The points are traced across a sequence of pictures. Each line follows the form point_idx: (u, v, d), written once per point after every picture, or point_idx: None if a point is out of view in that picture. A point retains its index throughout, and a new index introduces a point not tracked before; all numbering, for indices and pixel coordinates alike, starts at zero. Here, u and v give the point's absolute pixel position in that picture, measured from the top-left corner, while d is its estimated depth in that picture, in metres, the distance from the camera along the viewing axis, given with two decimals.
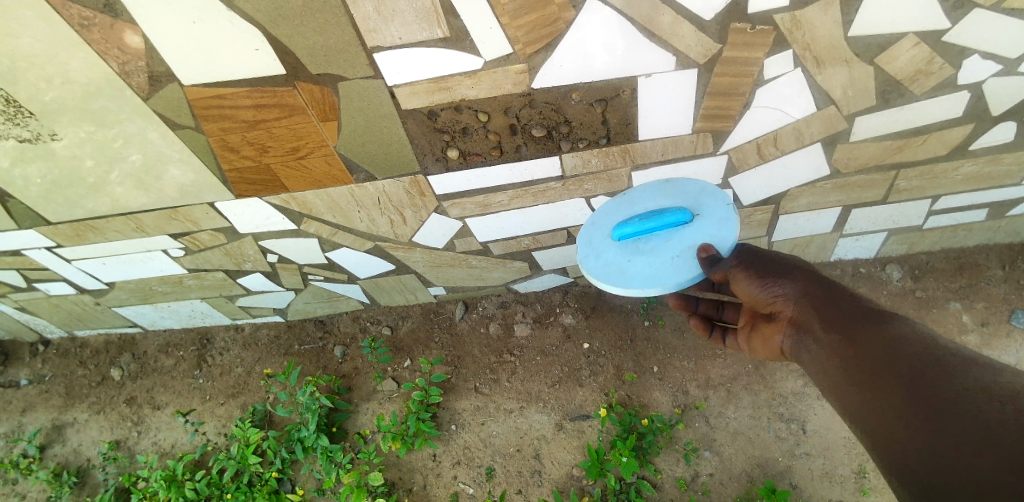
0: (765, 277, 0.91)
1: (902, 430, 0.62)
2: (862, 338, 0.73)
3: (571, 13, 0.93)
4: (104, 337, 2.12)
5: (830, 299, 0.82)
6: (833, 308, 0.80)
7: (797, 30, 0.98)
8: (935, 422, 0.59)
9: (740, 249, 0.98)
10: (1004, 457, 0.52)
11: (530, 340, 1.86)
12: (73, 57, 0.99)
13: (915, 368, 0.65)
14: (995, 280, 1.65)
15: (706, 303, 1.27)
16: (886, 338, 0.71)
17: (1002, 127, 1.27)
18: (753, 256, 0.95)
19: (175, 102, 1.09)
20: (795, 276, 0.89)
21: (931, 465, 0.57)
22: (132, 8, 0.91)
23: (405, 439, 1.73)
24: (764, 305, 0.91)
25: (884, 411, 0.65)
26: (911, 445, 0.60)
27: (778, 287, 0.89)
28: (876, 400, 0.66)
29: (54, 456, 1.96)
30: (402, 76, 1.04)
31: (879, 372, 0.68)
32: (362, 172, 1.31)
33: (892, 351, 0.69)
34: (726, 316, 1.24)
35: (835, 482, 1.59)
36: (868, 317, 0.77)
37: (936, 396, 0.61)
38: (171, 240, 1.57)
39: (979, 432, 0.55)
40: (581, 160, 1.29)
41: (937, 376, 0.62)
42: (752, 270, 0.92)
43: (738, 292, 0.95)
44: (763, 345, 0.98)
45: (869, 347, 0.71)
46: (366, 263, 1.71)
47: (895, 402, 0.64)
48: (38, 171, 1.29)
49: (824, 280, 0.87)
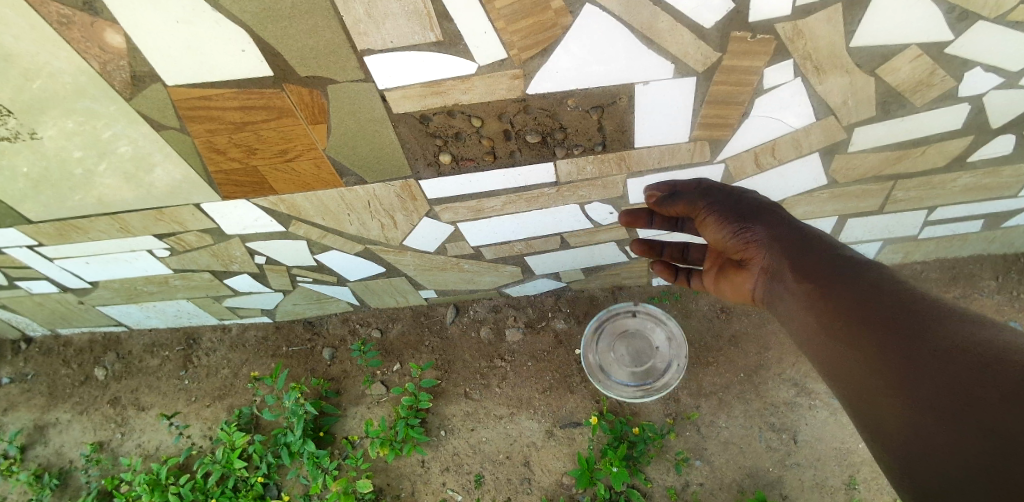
0: (734, 220, 0.97)
1: (883, 401, 0.62)
2: (828, 284, 0.76)
3: (568, 18, 0.91)
4: (88, 336, 2.04)
5: (797, 243, 0.87)
6: (797, 252, 0.85)
7: (798, 40, 0.96)
8: (917, 394, 0.59)
9: (714, 194, 1.04)
10: (982, 429, 0.52)
11: (522, 346, 1.83)
12: (53, 55, 0.96)
13: (890, 328, 0.66)
14: (988, 291, 1.66)
15: (670, 249, 1.25)
16: (856, 290, 0.73)
17: (1001, 140, 1.26)
18: (727, 204, 1.01)
19: (159, 102, 1.06)
20: (762, 220, 0.94)
21: (913, 445, 0.58)
22: (113, 6, 0.87)
23: (394, 445, 1.70)
24: (735, 251, 0.97)
25: (864, 375, 0.66)
26: (893, 417, 0.61)
27: (749, 232, 0.94)
28: (856, 365, 0.67)
29: (36, 457, 1.93)
30: (393, 80, 1.01)
31: (855, 332, 0.69)
32: (352, 176, 1.28)
33: (865, 305, 0.70)
34: (691, 257, 1.23)
35: (825, 492, 1.60)
36: (835, 260, 0.80)
37: (915, 362, 0.61)
38: (156, 240, 1.53)
39: (957, 401, 0.55)
40: (576, 167, 1.27)
41: (913, 339, 0.63)
42: (719, 213, 0.99)
43: (705, 235, 1.03)
44: (730, 287, 1.04)
45: (841, 301, 0.73)
46: (356, 265, 1.68)
47: (874, 367, 0.65)
48: (17, 168, 1.25)
49: (795, 224, 0.92)
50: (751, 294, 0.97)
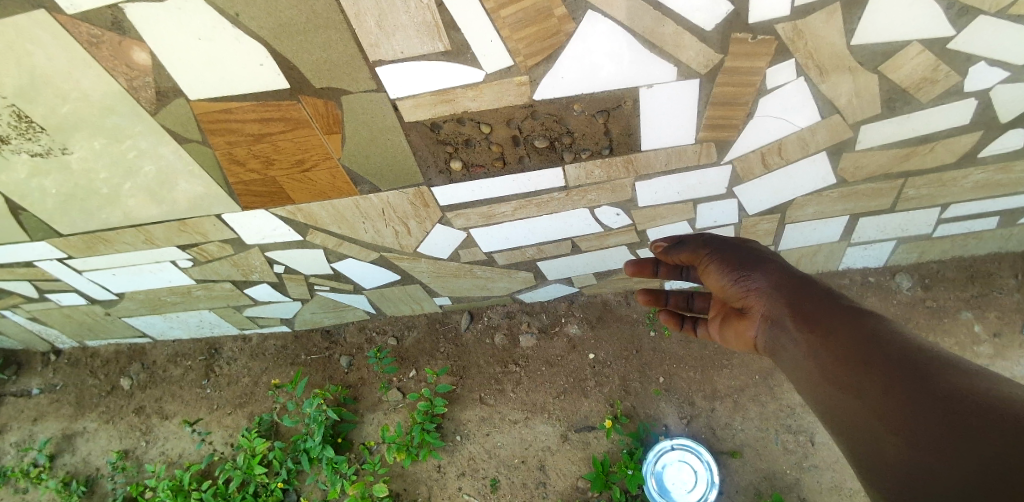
0: (734, 267, 0.99)
1: (885, 440, 0.63)
2: (830, 332, 0.78)
3: (572, 25, 0.93)
4: (114, 347, 2.11)
5: (798, 288, 0.90)
6: (800, 300, 0.87)
7: (799, 40, 0.98)
8: (916, 431, 0.60)
9: (720, 244, 1.07)
10: (980, 465, 0.53)
11: (536, 351, 1.84)
12: (84, 74, 1.01)
13: (891, 369, 0.67)
14: (1007, 290, 1.63)
15: (676, 297, 1.25)
16: (857, 334, 0.75)
17: (1011, 134, 1.25)
18: (731, 252, 1.03)
19: (182, 116, 1.11)
20: (763, 266, 0.97)
21: (912, 475, 0.59)
22: (141, 26, 0.92)
23: (411, 450, 1.72)
24: (736, 298, 0.98)
25: (865, 415, 0.67)
26: (893, 452, 0.62)
27: (750, 279, 0.96)
28: (857, 404, 0.68)
29: (64, 465, 1.99)
30: (404, 89, 1.05)
31: (856, 372, 0.70)
32: (366, 184, 1.32)
33: (866, 348, 0.72)
34: (696, 306, 1.25)
35: (844, 495, 1.58)
36: (836, 308, 0.82)
37: (915, 401, 0.62)
38: (179, 251, 1.58)
39: (956, 439, 0.57)
40: (584, 171, 1.29)
41: (914, 378, 0.64)
42: (722, 261, 1.03)
43: (707, 280, 1.05)
44: (733, 337, 1.02)
45: (841, 344, 0.75)
46: (372, 274, 1.72)
47: (875, 407, 0.66)
48: (49, 184, 1.31)
49: (795, 273, 0.95)
50: (753, 343, 0.95)
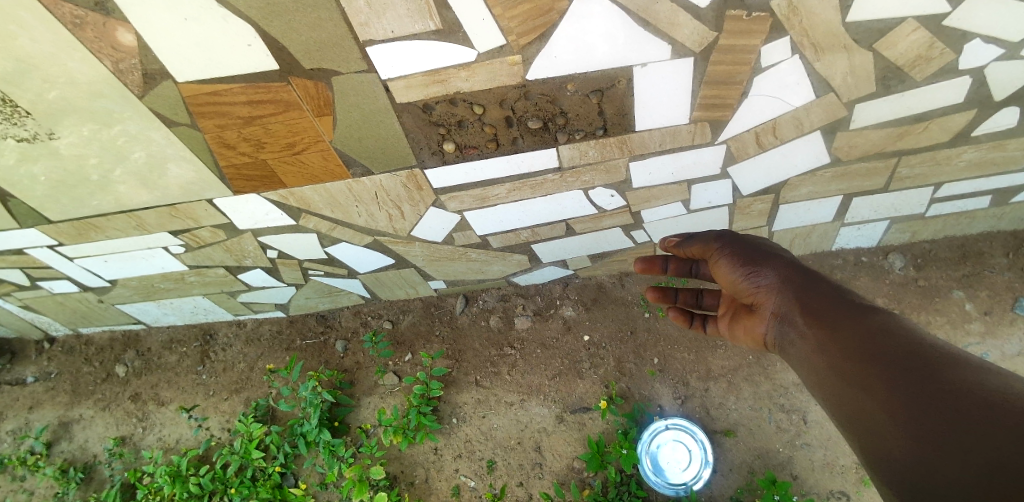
0: (745, 262, 1.00)
1: (890, 437, 0.64)
2: (839, 328, 0.79)
3: (565, 3, 0.92)
4: (108, 334, 2.10)
5: (809, 286, 0.90)
6: (809, 297, 0.87)
7: (795, 17, 0.96)
8: (921, 427, 0.61)
9: (731, 238, 1.08)
10: (981, 460, 0.54)
11: (531, 333, 1.85)
12: (68, 57, 0.99)
13: (898, 368, 0.68)
14: (998, 269, 1.65)
15: (684, 294, 1.26)
16: (867, 332, 0.75)
17: (1005, 113, 1.25)
18: (743, 247, 1.04)
19: (170, 100, 1.09)
20: (773, 261, 0.98)
21: (915, 471, 0.59)
22: (124, 6, 0.90)
23: (406, 433, 1.74)
24: (746, 294, 0.99)
25: (871, 412, 0.68)
26: (898, 448, 0.62)
27: (760, 275, 0.97)
28: (863, 400, 0.69)
29: (62, 452, 1.99)
30: (396, 70, 1.04)
31: (865, 371, 0.71)
32: (359, 167, 1.31)
33: (874, 346, 0.72)
34: (705, 303, 1.25)
35: (836, 471, 1.62)
36: (848, 307, 0.82)
37: (919, 401, 0.63)
38: (171, 237, 1.57)
39: (960, 436, 0.57)
40: (578, 152, 1.28)
41: (920, 379, 0.65)
42: (732, 255, 1.03)
43: (718, 276, 1.07)
44: (743, 333, 1.05)
45: (852, 341, 0.75)
46: (365, 257, 1.71)
47: (880, 405, 0.67)
48: (38, 171, 1.29)
49: (806, 269, 0.95)
50: (762, 338, 0.98)
